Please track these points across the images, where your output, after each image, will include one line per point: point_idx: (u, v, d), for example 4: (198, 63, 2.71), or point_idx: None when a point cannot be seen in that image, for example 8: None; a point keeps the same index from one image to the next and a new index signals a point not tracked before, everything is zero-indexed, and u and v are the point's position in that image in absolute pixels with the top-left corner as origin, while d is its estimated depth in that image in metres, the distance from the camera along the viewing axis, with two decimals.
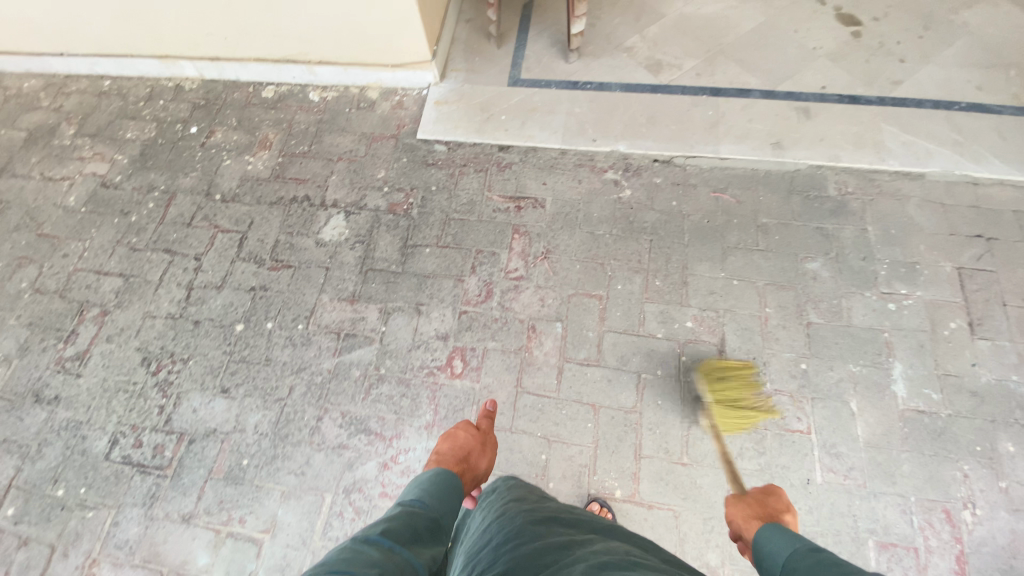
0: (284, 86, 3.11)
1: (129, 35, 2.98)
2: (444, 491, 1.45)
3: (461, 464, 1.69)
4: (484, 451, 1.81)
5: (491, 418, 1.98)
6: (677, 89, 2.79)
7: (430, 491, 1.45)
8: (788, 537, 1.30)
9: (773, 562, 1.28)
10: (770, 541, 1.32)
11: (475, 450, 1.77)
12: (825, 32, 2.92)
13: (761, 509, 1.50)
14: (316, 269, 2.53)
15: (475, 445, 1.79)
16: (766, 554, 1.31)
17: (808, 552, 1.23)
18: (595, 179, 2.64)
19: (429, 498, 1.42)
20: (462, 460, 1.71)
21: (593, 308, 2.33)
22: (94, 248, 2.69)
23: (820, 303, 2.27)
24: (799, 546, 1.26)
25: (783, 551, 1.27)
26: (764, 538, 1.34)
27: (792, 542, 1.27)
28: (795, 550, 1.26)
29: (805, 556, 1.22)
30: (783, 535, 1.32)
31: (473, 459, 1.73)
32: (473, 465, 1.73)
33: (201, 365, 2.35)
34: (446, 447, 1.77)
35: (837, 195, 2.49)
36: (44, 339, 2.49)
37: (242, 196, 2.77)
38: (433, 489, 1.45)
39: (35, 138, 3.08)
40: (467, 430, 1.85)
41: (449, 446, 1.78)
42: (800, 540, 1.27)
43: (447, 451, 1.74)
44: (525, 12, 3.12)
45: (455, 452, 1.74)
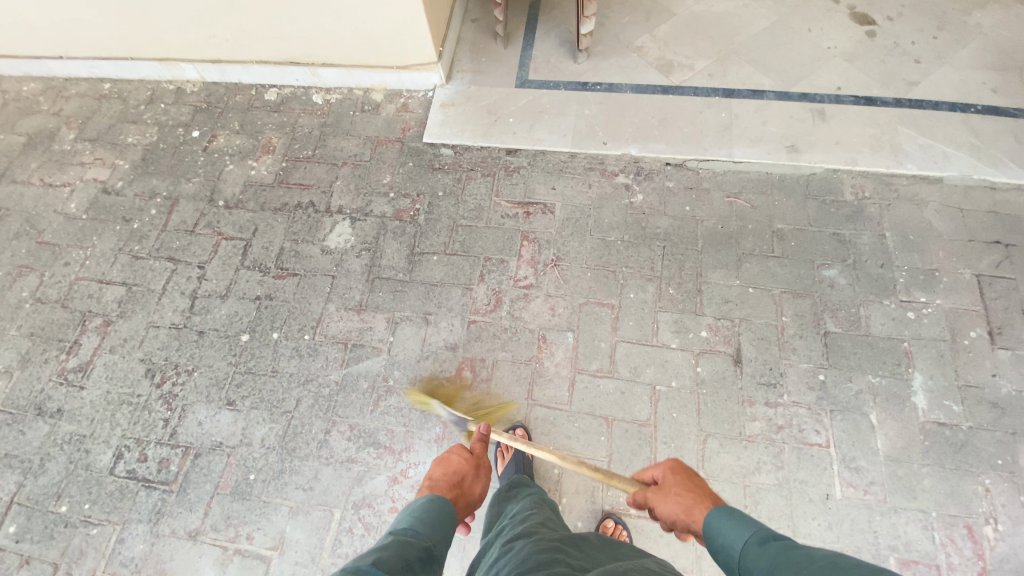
0: (287, 88, 3.05)
1: (128, 38, 2.92)
2: (437, 519, 1.42)
3: (455, 490, 1.59)
4: (479, 475, 1.70)
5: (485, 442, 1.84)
6: (688, 90, 2.72)
7: (422, 519, 1.42)
8: (740, 527, 1.26)
9: (730, 555, 1.26)
10: (720, 532, 1.29)
11: (470, 475, 1.66)
12: (839, 31, 2.84)
13: (692, 494, 1.42)
14: (322, 277, 2.49)
15: (470, 470, 1.68)
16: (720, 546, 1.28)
17: (760, 548, 1.20)
18: (606, 183, 2.58)
19: (422, 526, 1.40)
20: (456, 486, 1.61)
21: (605, 318, 2.28)
22: (95, 256, 2.64)
23: (838, 311, 2.22)
24: (752, 538, 1.23)
25: (738, 545, 1.24)
26: (715, 532, 1.30)
27: (743, 537, 1.24)
28: (749, 543, 1.23)
29: (758, 555, 1.19)
30: (731, 523, 1.28)
31: (468, 485, 1.63)
32: (468, 491, 1.62)
33: (207, 377, 2.31)
34: (439, 472, 1.66)
35: (854, 199, 2.43)
36: (46, 350, 2.45)
37: (246, 203, 2.72)
38: (426, 517, 1.42)
39: (35, 143, 3.03)
40: (461, 452, 1.74)
41: (441, 471, 1.66)
42: (750, 530, 1.24)
43: (440, 477, 1.63)
44: (532, 11, 3.05)
45: (449, 478, 1.63)
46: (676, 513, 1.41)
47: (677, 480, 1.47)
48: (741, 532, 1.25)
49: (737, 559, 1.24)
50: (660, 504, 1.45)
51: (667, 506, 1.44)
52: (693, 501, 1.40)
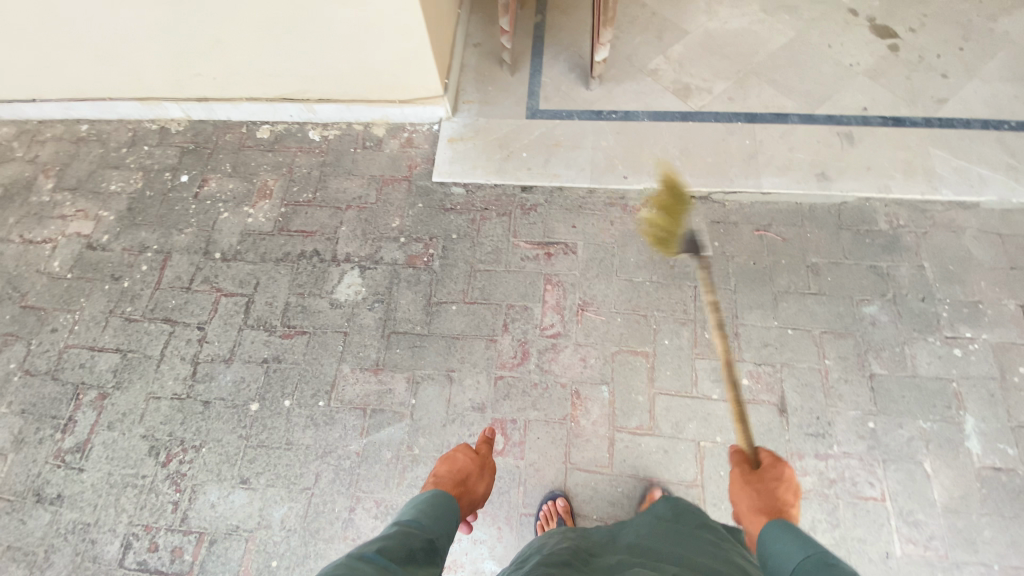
0: (280, 125, 2.86)
1: (106, 78, 2.70)
2: (440, 514, 1.42)
3: (459, 487, 1.59)
4: (483, 475, 1.70)
5: (490, 444, 1.86)
6: (709, 115, 2.60)
7: (427, 512, 1.41)
8: (800, 545, 1.16)
9: (782, 566, 1.17)
10: (778, 542, 1.20)
11: (474, 474, 1.66)
12: (860, 46, 2.73)
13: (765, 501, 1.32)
14: (333, 334, 2.31)
15: (475, 468, 1.68)
16: (772, 554, 1.20)
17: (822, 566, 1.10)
18: (628, 219, 2.45)
19: (426, 520, 1.39)
20: (461, 483, 1.60)
21: (640, 368, 2.16)
22: (85, 320, 2.45)
23: (882, 352, 2.13)
24: (809, 559, 1.12)
25: (794, 558, 1.15)
26: (770, 542, 1.22)
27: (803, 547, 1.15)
28: (807, 557, 1.13)
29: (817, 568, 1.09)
30: (790, 539, 1.19)
31: (472, 483, 1.63)
32: (472, 489, 1.62)
33: (215, 454, 2.15)
34: (443, 469, 1.65)
35: (889, 229, 2.33)
36: (40, 429, 2.27)
37: (244, 253, 2.54)
38: (430, 510, 1.42)
39: (11, 195, 2.81)
40: (466, 452, 1.73)
41: (446, 468, 1.66)
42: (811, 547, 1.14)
43: (445, 474, 1.62)
44: (537, 33, 2.89)
45: (454, 475, 1.62)
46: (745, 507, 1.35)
47: (765, 485, 1.35)
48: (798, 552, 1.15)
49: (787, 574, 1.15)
50: (738, 492, 1.39)
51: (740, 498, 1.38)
52: (762, 506, 1.31)
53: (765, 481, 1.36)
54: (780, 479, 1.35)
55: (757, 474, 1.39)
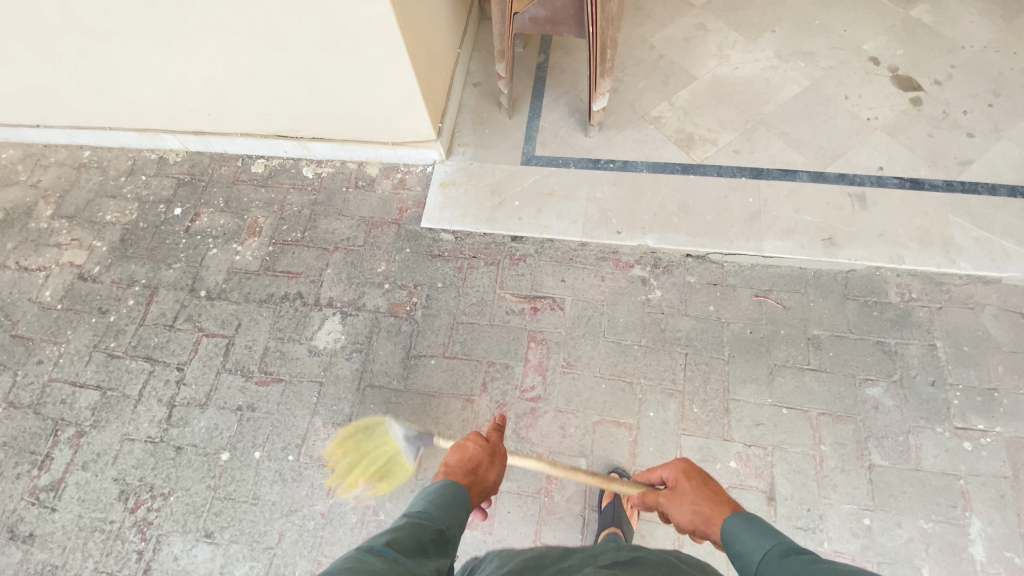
0: (276, 159, 2.84)
1: (108, 110, 2.72)
2: (451, 504, 1.34)
3: (469, 476, 1.47)
4: (495, 462, 1.58)
5: (501, 431, 1.72)
6: (712, 169, 2.47)
7: (437, 501, 1.34)
8: (759, 537, 1.16)
9: (747, 567, 1.15)
10: (739, 540, 1.19)
11: (485, 462, 1.53)
12: (879, 98, 2.58)
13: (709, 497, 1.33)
14: (308, 383, 2.27)
15: (485, 457, 1.54)
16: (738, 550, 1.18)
17: (780, 560, 1.09)
18: (620, 276, 2.34)
19: (436, 509, 1.32)
20: (472, 472, 1.49)
21: (621, 441, 2.05)
22: (69, 354, 2.45)
23: (884, 440, 1.97)
24: (772, 549, 1.12)
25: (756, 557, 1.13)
26: (733, 540, 1.20)
27: (762, 544, 1.14)
28: (767, 554, 1.12)
29: (778, 564, 1.09)
30: (750, 531, 1.18)
31: (482, 472, 1.51)
32: (482, 478, 1.51)
33: (183, 503, 2.11)
34: (453, 459, 1.54)
35: (899, 302, 2.17)
36: (17, 465, 2.25)
37: (229, 292, 2.51)
38: (440, 500, 1.34)
39: (12, 220, 2.85)
40: (477, 439, 1.60)
41: (455, 458, 1.54)
42: (770, 540, 1.14)
43: (454, 464, 1.51)
44: (538, 75, 2.82)
45: (463, 465, 1.51)
46: (695, 521, 1.33)
47: (692, 489, 1.37)
48: (760, 541, 1.15)
49: (753, 571, 1.14)
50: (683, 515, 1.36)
51: (684, 515, 1.36)
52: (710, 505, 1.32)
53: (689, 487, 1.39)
54: (691, 475, 1.41)
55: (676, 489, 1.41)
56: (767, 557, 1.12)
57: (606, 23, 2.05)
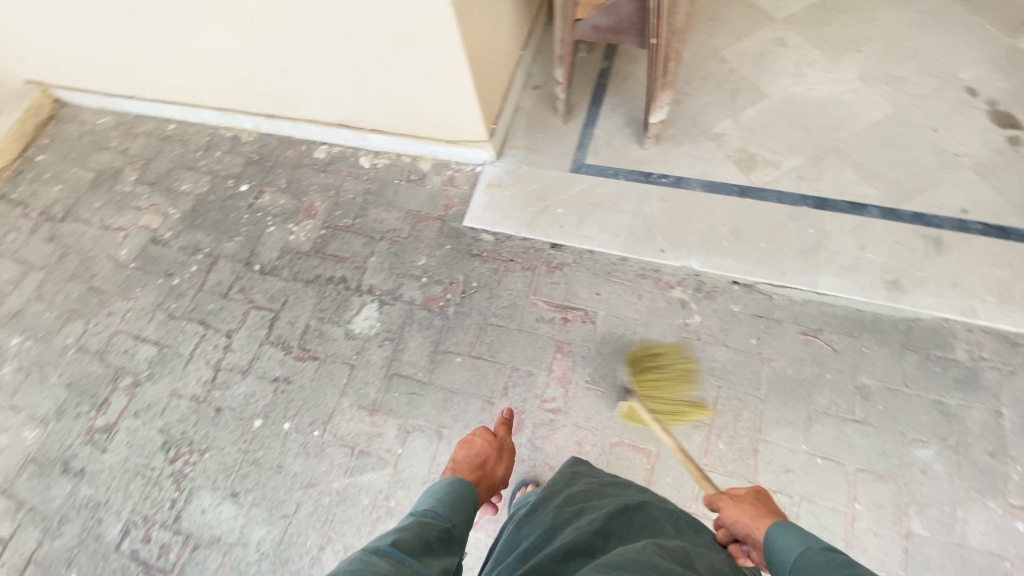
0: (337, 147, 2.96)
1: (193, 88, 2.94)
2: (457, 501, 1.43)
3: (477, 471, 1.67)
4: (502, 457, 1.77)
5: (508, 426, 1.94)
6: (771, 194, 2.34)
7: (443, 501, 1.41)
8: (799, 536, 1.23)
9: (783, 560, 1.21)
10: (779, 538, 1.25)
11: (492, 457, 1.74)
12: (972, 133, 2.34)
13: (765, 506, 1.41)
14: (341, 364, 2.36)
15: (492, 452, 1.75)
16: (774, 549, 1.24)
17: (821, 551, 1.16)
18: (659, 296, 2.26)
19: (443, 507, 1.40)
20: (480, 467, 1.68)
21: (638, 466, 1.99)
22: (136, 310, 2.68)
23: (927, 507, 1.81)
24: (810, 546, 1.19)
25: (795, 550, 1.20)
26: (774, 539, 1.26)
27: (806, 539, 1.21)
28: (808, 549, 1.19)
29: (816, 553, 1.16)
30: (790, 532, 1.25)
31: (490, 467, 1.71)
32: (490, 473, 1.70)
33: (216, 462, 2.26)
34: (462, 454, 1.73)
35: (965, 359, 1.98)
36: (80, 404, 2.49)
37: (281, 269, 2.66)
38: (447, 498, 1.42)
39: (102, 182, 3.14)
40: (484, 436, 1.81)
41: (465, 453, 1.74)
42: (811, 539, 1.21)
43: (463, 459, 1.70)
44: (600, 81, 2.78)
45: (472, 460, 1.71)
46: (740, 518, 1.39)
47: (755, 499, 1.46)
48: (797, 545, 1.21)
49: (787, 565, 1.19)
50: (734, 510, 1.42)
51: (736, 517, 1.41)
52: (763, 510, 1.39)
53: (752, 496, 1.48)
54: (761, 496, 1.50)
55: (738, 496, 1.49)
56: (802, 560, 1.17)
57: (671, 35, 2.01)
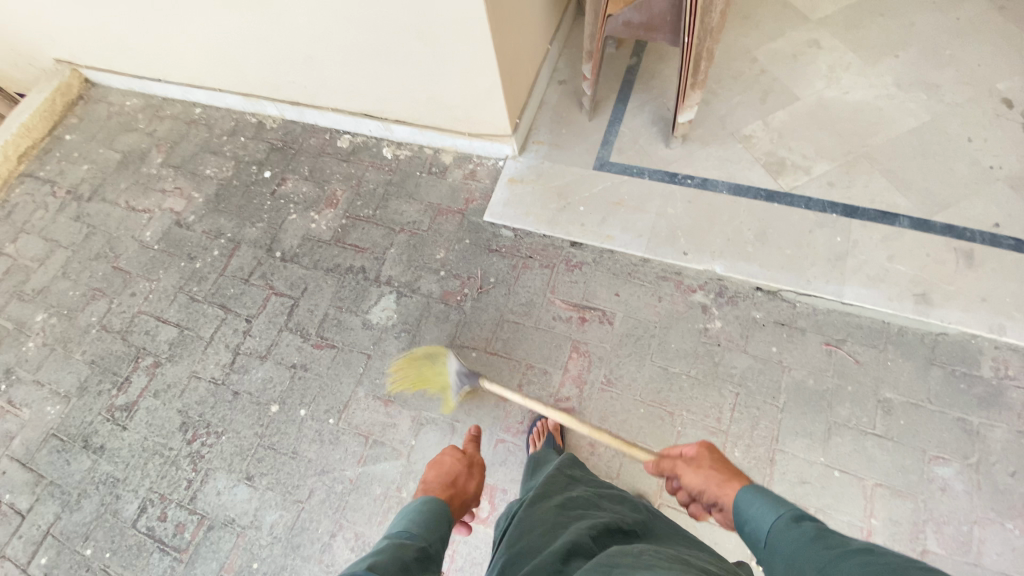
0: (360, 136, 2.97)
1: (220, 73, 2.96)
2: (430, 520, 1.40)
3: (449, 489, 1.58)
4: (472, 473, 1.69)
5: (477, 442, 1.85)
6: (800, 200, 2.29)
7: (415, 522, 1.39)
8: (770, 505, 1.18)
9: (758, 530, 1.17)
10: (750, 510, 1.20)
11: (463, 474, 1.65)
12: (1010, 144, 2.27)
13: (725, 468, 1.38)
14: (357, 354, 2.38)
15: (462, 469, 1.66)
16: (747, 518, 1.20)
17: (793, 523, 1.11)
18: (679, 299, 2.24)
19: (416, 528, 1.36)
20: (450, 486, 1.59)
21: (651, 470, 1.98)
22: (158, 292, 2.72)
23: (946, 527, 1.77)
24: (780, 516, 1.14)
25: (767, 522, 1.15)
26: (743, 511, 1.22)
27: (776, 508, 1.16)
28: (779, 519, 1.14)
29: (788, 526, 1.11)
30: (761, 501, 1.19)
31: (461, 483, 1.62)
32: (462, 490, 1.62)
33: (232, 445, 2.29)
34: (431, 475, 1.64)
35: (994, 378, 1.92)
36: (101, 382, 2.54)
37: (301, 257, 2.67)
38: (419, 519, 1.40)
39: (128, 163, 3.19)
40: (453, 453, 1.71)
41: (434, 474, 1.64)
42: (782, 506, 1.16)
43: (432, 480, 1.61)
44: (627, 78, 2.74)
45: (441, 479, 1.62)
46: (705, 486, 1.38)
47: (711, 459, 1.42)
48: (767, 513, 1.16)
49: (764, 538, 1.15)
50: (694, 477, 1.41)
51: (696, 480, 1.41)
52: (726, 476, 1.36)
53: (710, 459, 1.42)
54: (717, 452, 1.45)
55: (697, 458, 1.45)
56: (773, 530, 1.13)
57: (704, 35, 1.94)
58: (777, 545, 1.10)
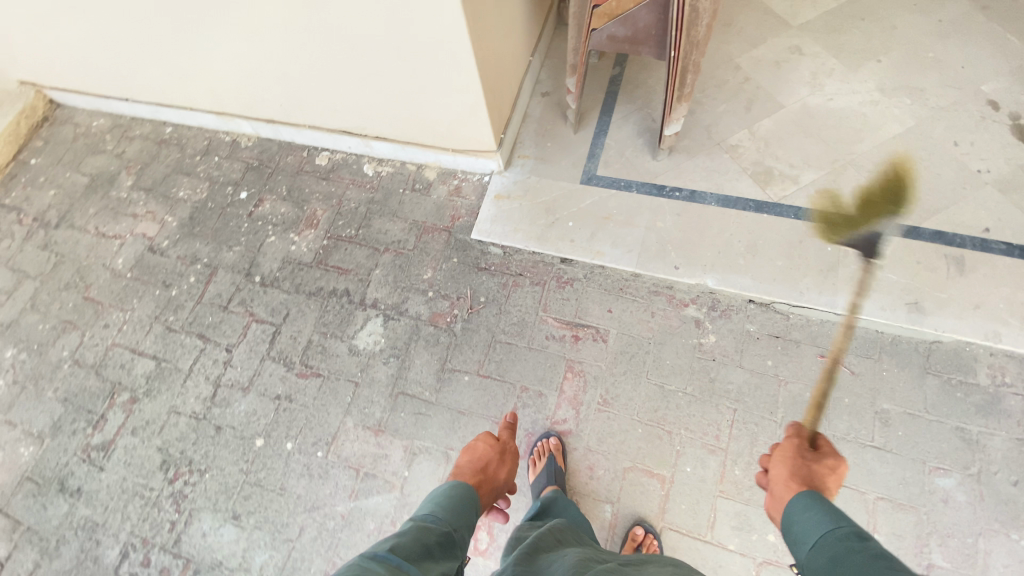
0: (339, 154, 2.88)
1: (191, 92, 2.86)
2: (457, 506, 1.48)
3: (479, 475, 1.67)
4: (504, 460, 1.77)
5: (512, 431, 1.92)
6: (788, 210, 2.28)
7: (443, 505, 1.48)
8: (828, 516, 1.23)
9: (805, 533, 1.24)
10: (806, 515, 1.25)
11: (494, 461, 1.74)
12: (994, 148, 2.28)
13: (811, 477, 1.33)
14: (344, 382, 2.30)
15: (494, 456, 1.75)
16: (795, 522, 1.27)
17: (854, 538, 1.17)
18: (673, 314, 2.21)
19: (442, 512, 1.45)
20: (480, 471, 1.68)
21: (652, 492, 1.94)
22: (132, 322, 2.61)
23: (948, 538, 1.77)
24: (837, 531, 1.20)
25: (823, 531, 1.21)
26: (798, 512, 1.27)
27: (837, 521, 1.21)
28: (834, 531, 1.20)
29: (845, 539, 1.18)
30: (821, 510, 1.24)
31: (491, 470, 1.70)
32: (492, 475, 1.70)
33: (217, 483, 2.20)
34: (465, 460, 1.74)
35: (988, 385, 1.93)
36: (75, 421, 2.42)
37: (282, 281, 2.58)
38: (448, 503, 1.48)
39: (96, 187, 3.05)
40: (486, 440, 1.80)
41: (467, 458, 1.74)
42: (843, 522, 1.21)
43: (465, 463, 1.72)
44: (610, 89, 2.70)
45: (474, 464, 1.71)
46: (780, 476, 1.36)
47: (813, 465, 1.34)
48: (822, 524, 1.22)
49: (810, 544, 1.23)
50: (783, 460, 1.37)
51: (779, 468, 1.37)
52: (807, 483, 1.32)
53: (816, 464, 1.34)
54: (835, 473, 1.33)
55: (805, 456, 1.36)
56: (825, 539, 1.20)
57: (690, 47, 1.90)
58: (830, 554, 1.18)
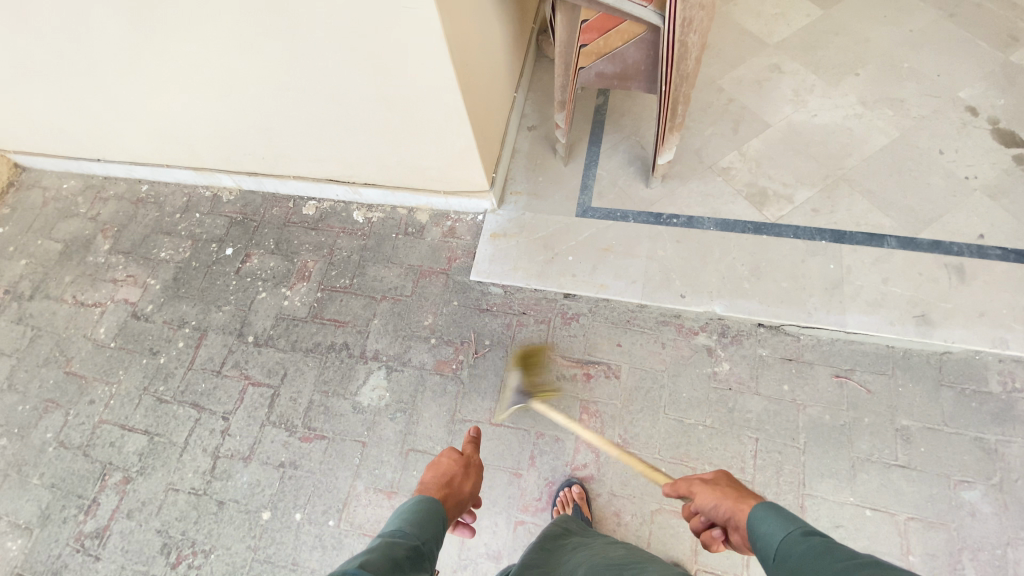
0: (326, 202, 2.81)
1: (166, 150, 2.77)
2: (425, 518, 1.33)
3: (444, 488, 1.49)
4: (469, 473, 1.60)
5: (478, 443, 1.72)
6: (788, 229, 2.28)
7: (410, 519, 1.32)
8: (780, 522, 1.14)
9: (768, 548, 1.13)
10: (759, 529, 1.16)
11: (459, 474, 1.56)
12: (978, 154, 2.32)
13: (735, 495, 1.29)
14: (351, 443, 2.20)
15: (458, 469, 1.57)
16: (758, 536, 1.16)
17: (802, 539, 1.08)
18: (683, 344, 2.17)
19: (409, 526, 1.29)
20: (445, 485, 1.50)
21: (681, 533, 1.89)
22: (120, 395, 2.47)
23: (981, 553, 1.74)
24: (787, 536, 1.10)
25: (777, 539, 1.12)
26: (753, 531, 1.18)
27: (786, 525, 1.12)
28: (787, 535, 1.11)
29: (796, 543, 1.08)
30: (769, 520, 1.16)
31: (457, 484, 1.53)
32: (457, 490, 1.52)
33: (223, 563, 2.07)
34: (427, 476, 1.55)
35: (1002, 392, 1.93)
36: (65, 508, 2.27)
37: (276, 339, 2.49)
38: (413, 517, 1.32)
39: (71, 253, 2.92)
40: (449, 454, 1.62)
41: (430, 475, 1.55)
42: (791, 526, 1.12)
43: (428, 479, 1.52)
44: (598, 119, 2.70)
45: (437, 479, 1.53)
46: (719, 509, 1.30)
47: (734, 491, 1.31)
48: (774, 534, 1.13)
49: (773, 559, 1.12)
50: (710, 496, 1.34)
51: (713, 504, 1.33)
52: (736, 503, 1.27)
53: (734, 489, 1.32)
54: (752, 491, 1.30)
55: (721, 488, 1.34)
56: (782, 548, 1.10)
57: (680, 81, 1.89)
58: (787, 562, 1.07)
